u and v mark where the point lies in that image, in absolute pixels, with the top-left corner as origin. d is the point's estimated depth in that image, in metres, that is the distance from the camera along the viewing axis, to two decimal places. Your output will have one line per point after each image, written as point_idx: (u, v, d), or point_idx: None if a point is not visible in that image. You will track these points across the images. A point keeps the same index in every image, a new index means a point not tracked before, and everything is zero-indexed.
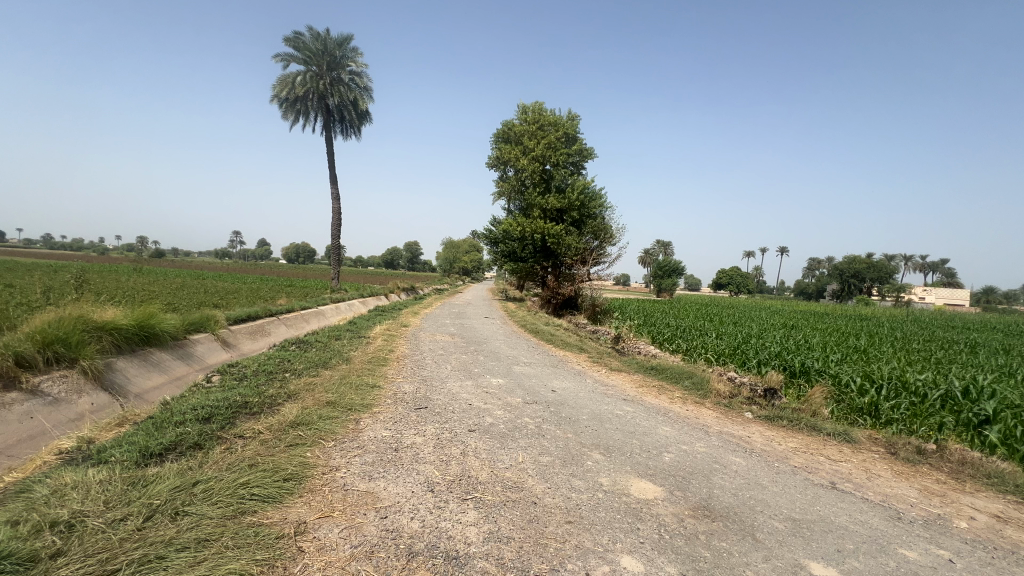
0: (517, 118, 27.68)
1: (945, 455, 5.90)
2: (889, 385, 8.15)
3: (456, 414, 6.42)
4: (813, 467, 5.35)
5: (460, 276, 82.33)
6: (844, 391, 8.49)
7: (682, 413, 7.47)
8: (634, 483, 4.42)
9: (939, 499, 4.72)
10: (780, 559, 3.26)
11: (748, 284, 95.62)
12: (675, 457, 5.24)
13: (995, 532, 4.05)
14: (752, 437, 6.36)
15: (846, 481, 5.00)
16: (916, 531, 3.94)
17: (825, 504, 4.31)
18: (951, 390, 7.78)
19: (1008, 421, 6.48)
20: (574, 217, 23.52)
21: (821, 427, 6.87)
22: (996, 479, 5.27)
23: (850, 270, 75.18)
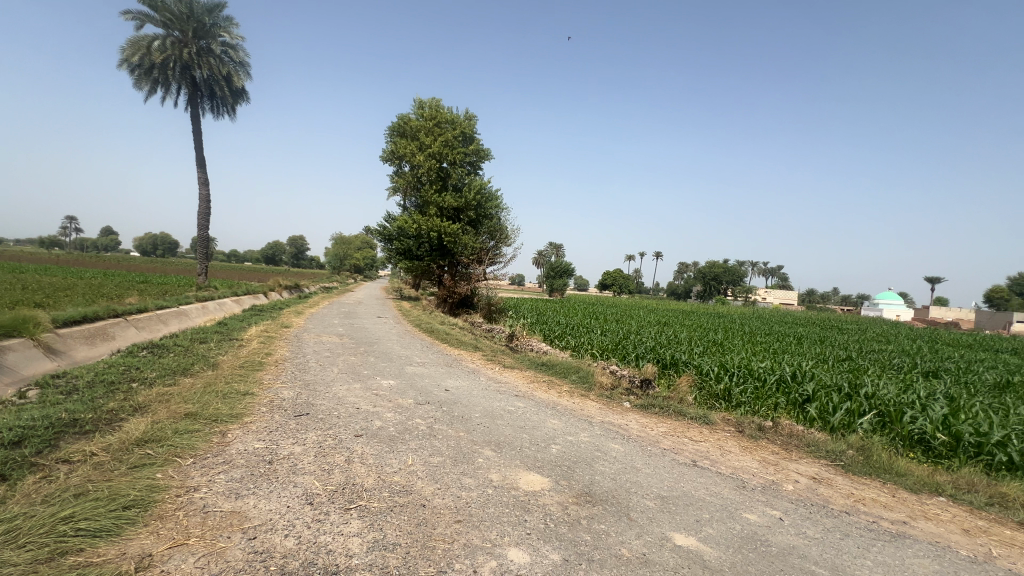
0: (414, 113, 26.98)
1: (778, 430, 6.99)
2: (739, 372, 9.46)
3: (341, 420, 6.04)
4: (678, 448, 5.98)
5: (351, 274, 78.07)
6: (705, 379, 9.67)
7: (569, 406, 7.89)
8: (522, 476, 4.54)
9: (773, 468, 5.58)
10: (649, 534, 3.58)
11: (630, 286, 104.22)
12: (561, 448, 5.50)
13: (811, 491, 4.90)
14: (630, 425, 6.92)
15: (704, 458, 5.68)
16: (756, 496, 4.60)
17: (688, 481, 4.84)
18: (784, 375, 9.27)
19: (823, 399, 7.92)
20: (471, 216, 23.60)
21: (685, 412, 7.74)
22: (813, 447, 6.39)
23: (711, 274, 85.80)
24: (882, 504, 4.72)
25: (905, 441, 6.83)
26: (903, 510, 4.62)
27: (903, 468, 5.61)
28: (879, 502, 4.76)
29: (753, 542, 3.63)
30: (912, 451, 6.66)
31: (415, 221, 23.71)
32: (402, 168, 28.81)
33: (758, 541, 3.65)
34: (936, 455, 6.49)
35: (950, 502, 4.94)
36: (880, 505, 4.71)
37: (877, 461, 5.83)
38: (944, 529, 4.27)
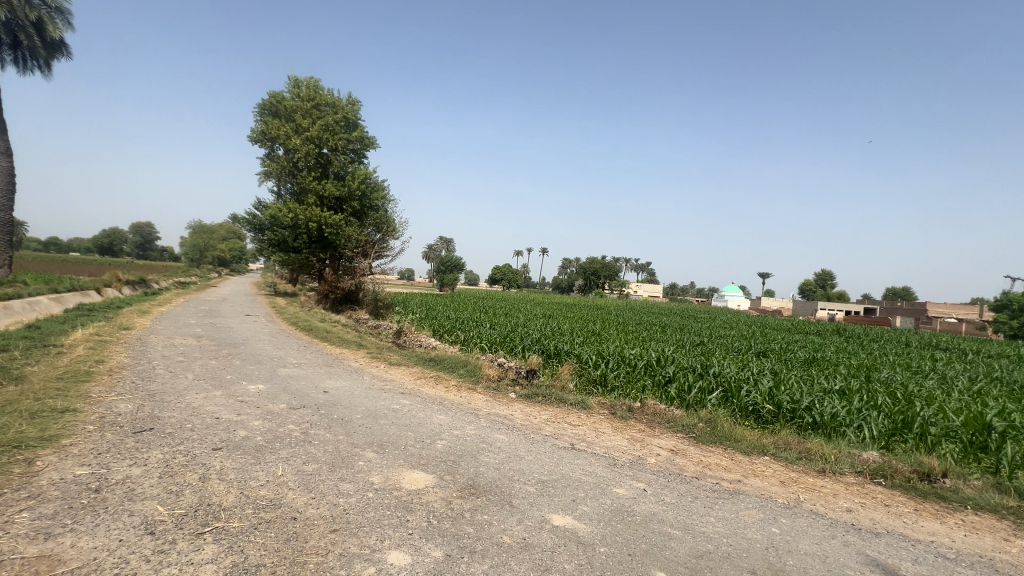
0: (288, 91, 24.60)
1: (645, 410, 7.76)
2: (613, 359, 10.33)
3: (196, 433, 5.30)
4: (559, 433, 6.32)
5: (213, 267, 69.12)
6: (584, 367, 10.37)
7: (456, 400, 7.89)
8: (406, 475, 4.42)
9: (640, 444, 6.18)
10: (530, 518, 3.73)
11: (518, 280, 107.50)
12: (447, 443, 5.47)
13: (670, 462, 5.54)
14: (515, 414, 7.14)
15: (581, 441, 6.09)
16: (624, 471, 5.06)
17: (566, 463, 5.13)
18: (650, 360, 10.32)
19: (681, 380, 8.98)
20: (355, 207, 22.30)
21: (566, 398, 8.22)
22: (672, 422, 7.21)
23: (590, 269, 92.23)
24: (723, 467, 5.50)
25: (742, 411, 8.05)
26: (739, 470, 5.44)
27: (739, 435, 6.60)
28: (721, 466, 5.54)
29: (620, 514, 3.97)
30: (747, 419, 7.86)
31: (290, 210, 21.70)
32: (275, 151, 26.13)
33: (625, 512, 4.02)
34: (764, 421, 7.75)
35: (772, 460, 5.94)
36: (722, 468, 5.48)
37: (721, 430, 6.78)
38: (767, 482, 5.12)
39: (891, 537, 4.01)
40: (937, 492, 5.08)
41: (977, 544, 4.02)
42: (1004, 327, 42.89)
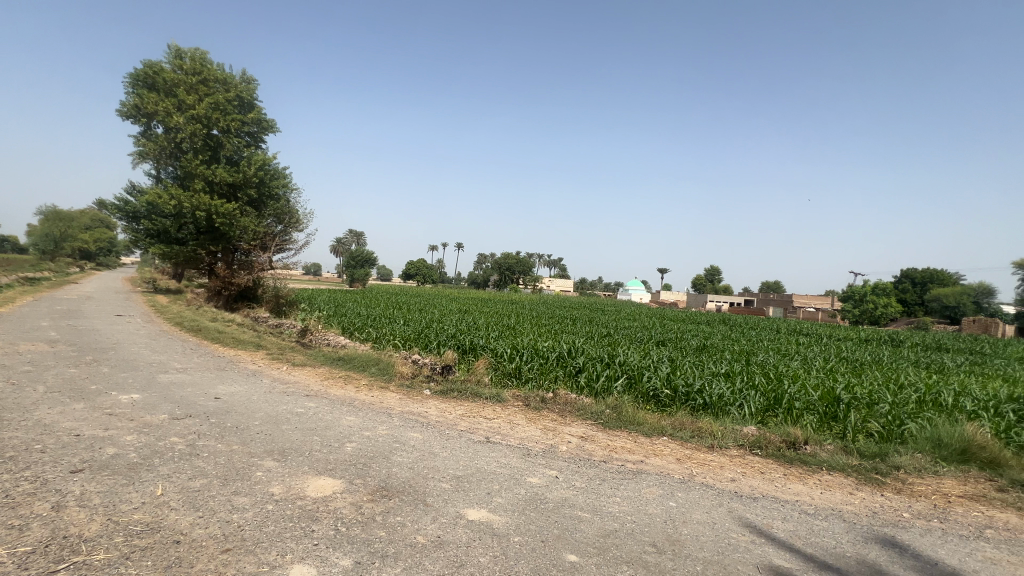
0: (167, 62, 21.71)
1: (556, 400, 8.05)
2: (527, 352, 10.57)
3: (48, 455, 4.50)
4: (474, 428, 6.33)
5: (72, 261, 59.32)
6: (499, 361, 10.48)
7: (367, 400, 7.56)
8: (311, 482, 4.14)
9: (552, 433, 6.39)
10: (444, 516, 3.68)
11: (433, 275, 105.73)
12: (357, 445, 5.22)
13: (580, 448, 5.79)
14: (429, 411, 7.02)
15: (496, 434, 6.15)
16: (537, 461, 5.19)
17: (481, 457, 5.15)
18: (562, 352, 10.71)
19: (590, 370, 9.42)
20: (251, 196, 20.37)
21: (481, 393, 8.24)
22: (582, 410, 7.56)
23: (506, 265, 93.56)
24: (627, 450, 5.88)
25: (644, 396, 8.67)
26: (641, 451, 5.85)
27: (642, 418, 7.10)
28: (626, 448, 5.91)
29: (534, 503, 4.07)
30: (648, 403, 8.49)
31: (172, 196, 19.26)
32: (152, 129, 22.97)
33: (538, 500, 4.13)
34: (663, 405, 8.42)
35: (669, 439, 6.47)
36: (627, 450, 5.85)
37: (625, 415, 7.25)
38: (665, 460, 5.57)
39: (766, 500, 4.56)
40: (801, 458, 5.89)
41: (830, 499, 4.73)
42: (850, 313, 50.95)
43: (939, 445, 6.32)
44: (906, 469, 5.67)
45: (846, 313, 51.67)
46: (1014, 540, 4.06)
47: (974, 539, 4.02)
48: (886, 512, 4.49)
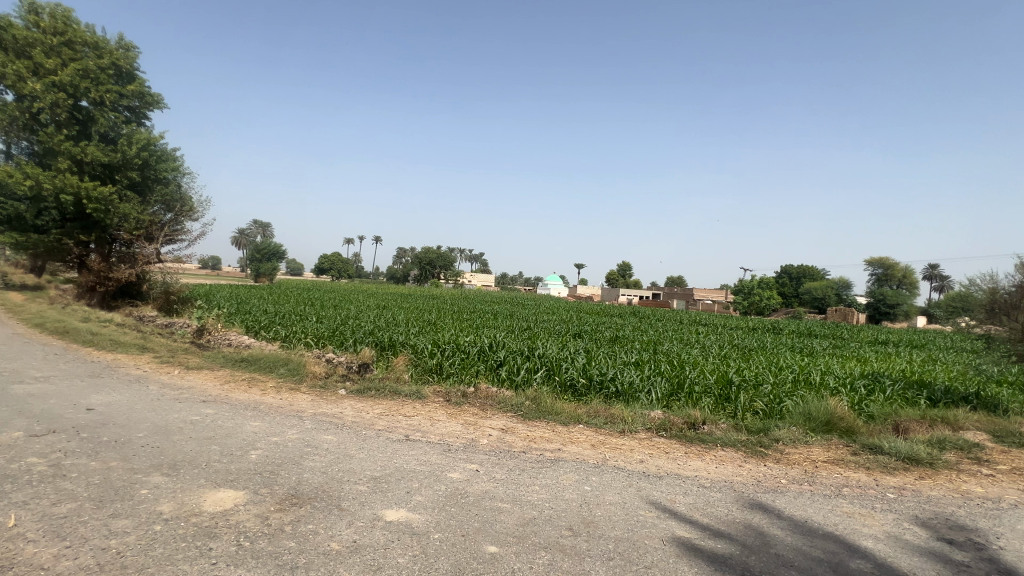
0: (18, 15, 18.27)
1: (477, 394, 8.07)
2: (449, 348, 10.50)
3: None
4: (392, 426, 6.15)
5: None
6: (420, 357, 10.30)
7: (275, 403, 7.05)
8: (207, 496, 3.77)
9: (473, 428, 6.40)
10: (361, 519, 3.55)
11: (349, 270, 101.04)
12: (262, 452, 4.84)
13: (501, 440, 5.88)
14: (344, 412, 6.70)
15: (416, 431, 6.03)
16: (457, 456, 5.17)
17: (400, 456, 5.02)
18: (484, 346, 10.79)
19: (511, 364, 9.59)
20: (133, 179, 17.95)
21: (400, 390, 8.04)
22: (502, 403, 7.67)
23: (426, 259, 91.89)
24: (546, 439, 6.06)
25: (562, 387, 8.99)
26: (559, 440, 6.07)
27: (559, 408, 7.36)
28: (544, 438, 6.10)
29: (454, 498, 4.05)
30: (566, 393, 8.82)
31: (28, 176, 16.38)
32: None
33: (459, 495, 4.12)
34: (579, 394, 8.79)
35: (585, 427, 6.78)
36: (545, 439, 6.04)
37: (544, 406, 7.47)
38: (581, 447, 5.82)
39: (669, 478, 4.95)
40: (699, 436, 6.48)
41: (723, 472, 5.26)
42: (740, 305, 56.85)
43: (809, 418, 7.28)
44: (783, 440, 6.46)
45: (736, 305, 57.56)
46: (863, 495, 4.80)
47: (834, 497, 4.69)
48: (768, 480, 5.08)
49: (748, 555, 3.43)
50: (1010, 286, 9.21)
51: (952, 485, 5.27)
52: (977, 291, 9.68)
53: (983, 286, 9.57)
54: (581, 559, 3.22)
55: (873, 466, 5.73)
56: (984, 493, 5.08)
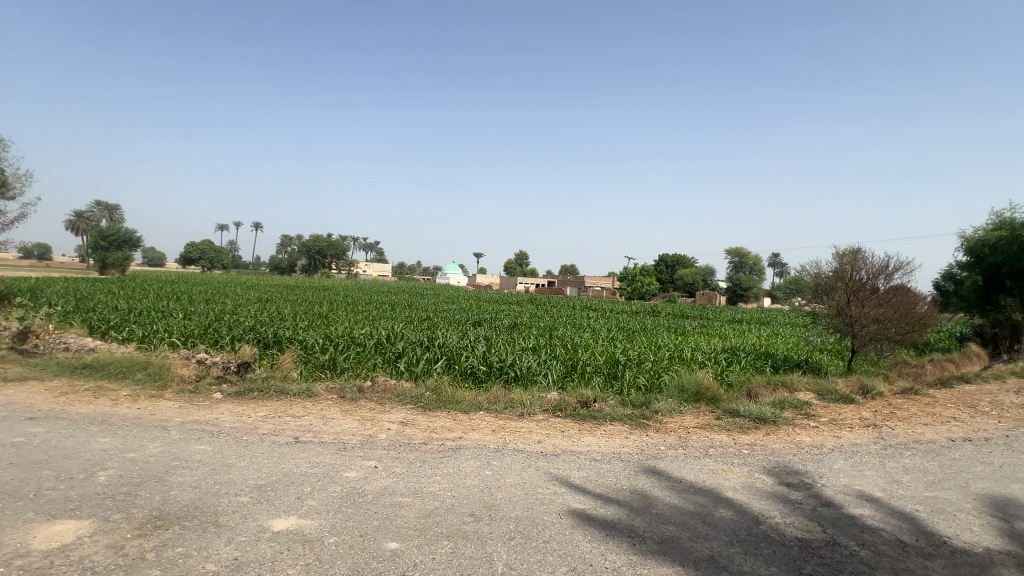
0: None
1: (375, 388, 7.76)
2: (342, 341, 9.96)
3: None
4: (279, 429, 5.66)
5: None
6: (309, 353, 9.61)
7: (132, 413, 6.07)
8: (38, 532, 3.13)
9: (370, 423, 6.14)
10: (243, 533, 3.23)
11: (223, 259, 90.35)
12: (115, 471, 4.15)
13: (400, 434, 5.73)
14: (221, 418, 6.00)
15: (307, 432, 5.62)
16: (354, 454, 4.93)
17: (289, 460, 4.64)
18: (381, 339, 10.42)
19: (410, 355, 9.39)
20: None
21: (288, 389, 7.42)
22: (401, 395, 7.46)
23: (315, 248, 85.60)
24: (447, 428, 6.04)
25: (462, 375, 9.01)
26: (460, 428, 6.09)
27: (460, 397, 7.37)
28: (445, 427, 6.07)
29: (351, 498, 3.86)
30: (467, 381, 8.87)
31: None
32: None
33: (356, 495, 3.93)
34: (480, 381, 8.90)
35: (486, 413, 6.88)
36: (446, 429, 6.02)
37: (444, 395, 7.43)
38: (482, 433, 5.90)
39: (565, 455, 5.24)
40: (591, 414, 6.94)
41: (612, 445, 5.70)
42: (625, 290, 61.83)
43: (682, 389, 8.19)
44: (662, 411, 7.20)
45: (622, 291, 62.50)
46: (724, 453, 5.55)
47: (702, 457, 5.34)
48: (649, 448, 5.63)
49: (634, 518, 3.77)
50: (828, 271, 11.18)
51: (789, 438, 6.31)
52: (806, 275, 11.60)
53: (810, 271, 11.50)
54: (484, 543, 3.27)
55: (732, 428, 6.64)
56: (811, 441, 6.17)
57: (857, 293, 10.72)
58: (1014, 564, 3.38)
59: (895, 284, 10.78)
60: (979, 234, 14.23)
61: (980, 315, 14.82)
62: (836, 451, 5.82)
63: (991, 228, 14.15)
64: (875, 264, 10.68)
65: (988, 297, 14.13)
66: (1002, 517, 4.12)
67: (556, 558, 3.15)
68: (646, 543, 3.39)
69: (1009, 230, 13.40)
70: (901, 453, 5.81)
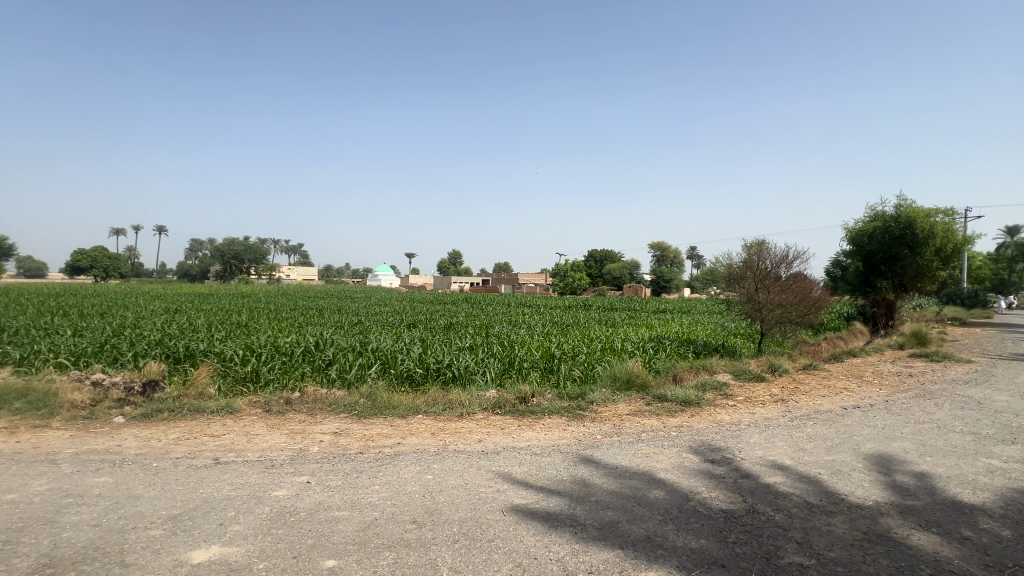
0: None
1: (304, 399, 7.33)
2: (266, 351, 9.32)
3: None
4: (195, 451, 5.17)
5: None
6: (228, 365, 8.89)
7: (9, 448, 5.26)
8: None
9: (300, 436, 5.79)
10: (157, 571, 2.91)
11: (120, 267, 80.96)
12: None
13: (334, 445, 5.45)
14: (124, 445, 5.37)
15: (228, 452, 5.19)
16: (283, 471, 4.63)
17: (207, 484, 4.25)
18: (309, 346, 9.88)
19: (342, 361, 8.98)
20: None
21: (204, 407, 6.80)
22: (334, 404, 7.11)
23: (230, 252, 79.22)
24: (384, 435, 5.84)
25: (398, 379, 8.78)
26: (398, 434, 5.91)
27: (396, 402, 7.17)
28: (382, 434, 5.87)
29: (282, 518, 3.62)
30: (403, 385, 8.65)
31: None
32: None
33: (287, 514, 3.69)
34: (417, 384, 8.71)
35: (424, 416, 6.74)
36: (383, 436, 5.82)
37: (380, 401, 7.18)
38: (421, 437, 5.78)
39: (506, 451, 5.27)
40: (529, 409, 7.03)
41: (551, 438, 5.82)
42: (557, 285, 63.37)
43: (614, 379, 8.55)
44: (597, 401, 7.46)
45: (554, 286, 63.99)
46: (655, 436, 5.86)
47: (635, 442, 5.61)
48: (586, 437, 5.80)
49: (575, 507, 3.87)
50: (738, 262, 12.17)
51: (711, 417, 6.80)
52: (720, 266, 12.53)
53: (723, 262, 12.44)
54: (428, 549, 3.21)
55: (661, 412, 7.03)
56: (730, 419, 6.69)
57: (763, 281, 11.77)
58: (896, 512, 3.89)
59: (795, 272, 11.97)
60: (859, 225, 16.18)
61: (862, 297, 16.86)
62: (752, 426, 6.35)
63: (867, 219, 16.14)
64: (777, 254, 11.79)
65: (868, 280, 16.12)
66: (886, 472, 4.72)
67: (501, 555, 3.16)
68: (588, 530, 3.50)
69: (882, 221, 15.37)
70: (805, 423, 6.47)
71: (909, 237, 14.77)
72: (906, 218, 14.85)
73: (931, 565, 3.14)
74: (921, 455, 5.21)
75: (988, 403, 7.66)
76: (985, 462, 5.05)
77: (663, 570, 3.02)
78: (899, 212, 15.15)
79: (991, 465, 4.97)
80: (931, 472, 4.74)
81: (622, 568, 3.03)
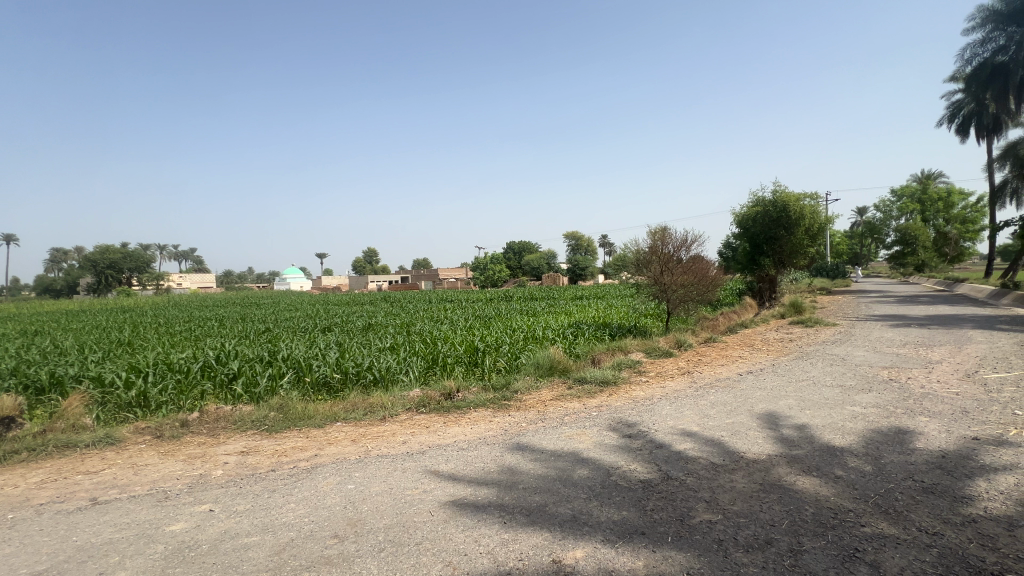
0: None
1: (203, 420, 6.60)
2: (154, 371, 8.27)
3: None
4: (66, 494, 4.43)
5: None
6: (107, 390, 7.75)
7: None
8: None
9: (200, 461, 5.21)
10: None
11: None
12: None
13: (242, 466, 4.97)
14: None
15: (110, 489, 4.52)
16: (179, 502, 4.12)
17: (83, 530, 3.67)
18: (207, 360, 8.94)
19: (248, 373, 8.22)
20: None
21: (77, 441, 5.86)
22: (239, 421, 6.50)
23: (104, 262, 69.06)
24: (299, 449, 5.45)
25: (315, 387, 8.24)
26: (315, 445, 5.54)
27: (312, 411, 6.73)
28: (296, 448, 5.47)
29: (179, 554, 3.24)
30: (320, 393, 8.15)
31: None
32: None
33: (185, 549, 3.30)
34: (335, 391, 8.25)
35: (343, 424, 6.40)
36: (297, 449, 5.43)
37: (294, 412, 6.69)
38: (340, 446, 5.48)
39: (431, 451, 5.15)
40: (454, 404, 6.94)
41: (477, 432, 5.78)
42: (478, 280, 63.22)
43: (537, 366, 8.74)
44: (521, 390, 7.56)
45: (475, 280, 63.90)
46: (577, 419, 6.05)
47: (559, 426, 5.76)
48: (512, 427, 5.85)
49: (504, 497, 3.90)
50: (644, 247, 12.96)
51: (628, 395, 7.20)
52: (629, 253, 13.25)
53: (631, 248, 13.15)
54: (352, 563, 3.04)
55: (582, 395, 7.30)
56: (643, 395, 7.13)
57: (667, 265, 12.68)
58: (784, 462, 4.40)
59: (693, 254, 12.99)
60: (744, 210, 17.98)
61: (750, 274, 18.78)
62: (664, 399, 6.82)
63: (751, 204, 17.98)
64: (678, 238, 12.72)
65: (754, 259, 18.00)
66: (775, 428, 5.32)
67: (430, 557, 3.08)
68: (516, 518, 3.53)
69: (762, 206, 17.22)
70: (708, 392, 7.08)
71: (785, 219, 16.69)
72: (781, 202, 16.76)
73: (812, 505, 3.58)
74: (802, 410, 5.92)
75: (850, 359, 8.91)
76: (850, 410, 5.88)
77: (589, 546, 3.13)
78: (776, 197, 17.06)
79: (855, 412, 5.79)
80: (810, 424, 5.41)
81: (551, 550, 3.08)
